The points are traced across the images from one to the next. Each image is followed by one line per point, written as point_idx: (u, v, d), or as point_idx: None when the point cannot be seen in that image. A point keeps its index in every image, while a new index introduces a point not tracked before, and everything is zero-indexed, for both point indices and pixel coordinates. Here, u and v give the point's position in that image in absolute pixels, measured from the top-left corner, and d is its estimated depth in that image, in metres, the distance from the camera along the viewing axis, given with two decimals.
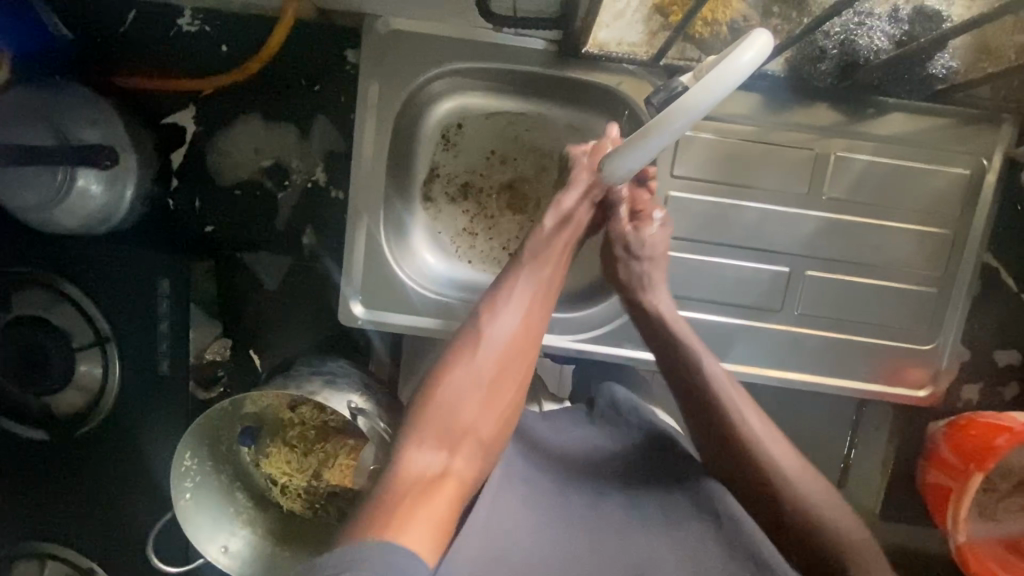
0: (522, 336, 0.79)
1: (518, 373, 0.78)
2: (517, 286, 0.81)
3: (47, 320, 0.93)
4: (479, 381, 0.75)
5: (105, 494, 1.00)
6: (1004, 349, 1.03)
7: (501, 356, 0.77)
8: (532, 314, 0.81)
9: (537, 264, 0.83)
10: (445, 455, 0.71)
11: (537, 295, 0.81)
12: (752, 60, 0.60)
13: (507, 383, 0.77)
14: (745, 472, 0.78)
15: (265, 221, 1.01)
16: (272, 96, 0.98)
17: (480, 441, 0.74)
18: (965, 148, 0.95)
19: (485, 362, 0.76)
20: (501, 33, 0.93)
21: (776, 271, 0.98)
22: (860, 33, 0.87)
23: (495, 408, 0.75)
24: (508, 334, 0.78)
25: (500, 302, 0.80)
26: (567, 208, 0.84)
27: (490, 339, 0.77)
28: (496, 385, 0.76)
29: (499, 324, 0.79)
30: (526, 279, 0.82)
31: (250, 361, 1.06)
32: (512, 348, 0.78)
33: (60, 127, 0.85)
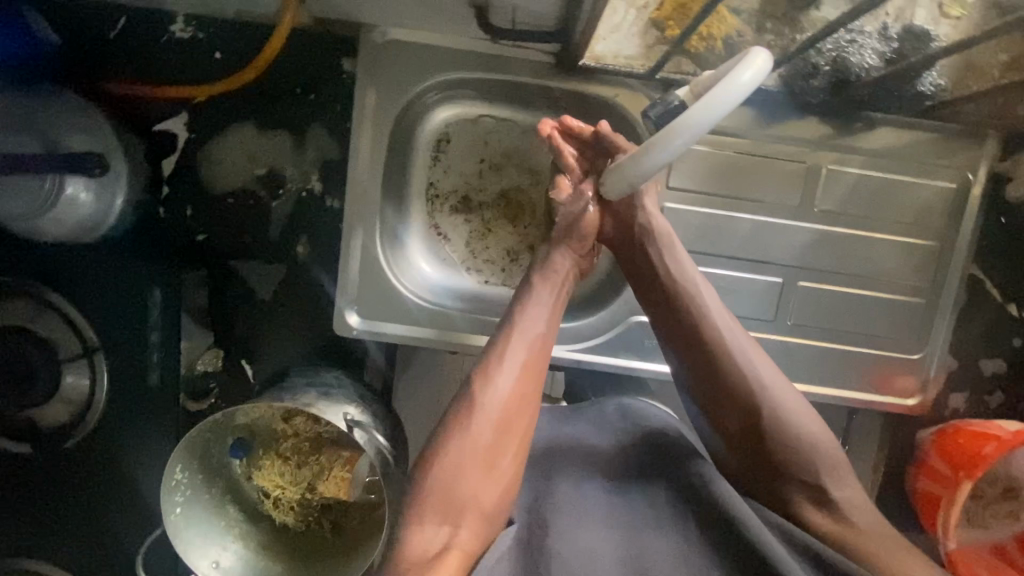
0: (525, 387, 0.75)
1: (523, 432, 0.73)
2: (516, 336, 0.78)
3: (31, 331, 0.90)
4: (479, 445, 0.70)
5: (91, 509, 0.98)
6: (989, 358, 1.06)
7: (501, 413, 0.72)
8: (533, 367, 0.77)
9: (534, 308, 0.81)
10: (447, 530, 0.67)
11: (536, 348, 0.78)
12: (751, 79, 0.61)
13: (508, 444, 0.72)
14: (744, 419, 0.75)
15: (258, 230, 0.99)
16: (266, 104, 0.97)
17: (483, 512, 0.69)
18: (951, 163, 0.97)
19: (484, 422, 0.71)
20: (499, 45, 0.93)
21: (770, 282, 1.00)
22: (851, 50, 0.89)
23: (497, 469, 0.70)
24: (508, 393, 0.73)
25: (499, 355, 0.76)
26: (556, 265, 0.85)
27: (486, 393, 0.73)
28: (494, 450, 0.71)
29: (496, 380, 0.74)
30: (525, 328, 0.78)
31: (244, 374, 1.01)
32: (512, 403, 0.73)
33: (47, 133, 0.83)
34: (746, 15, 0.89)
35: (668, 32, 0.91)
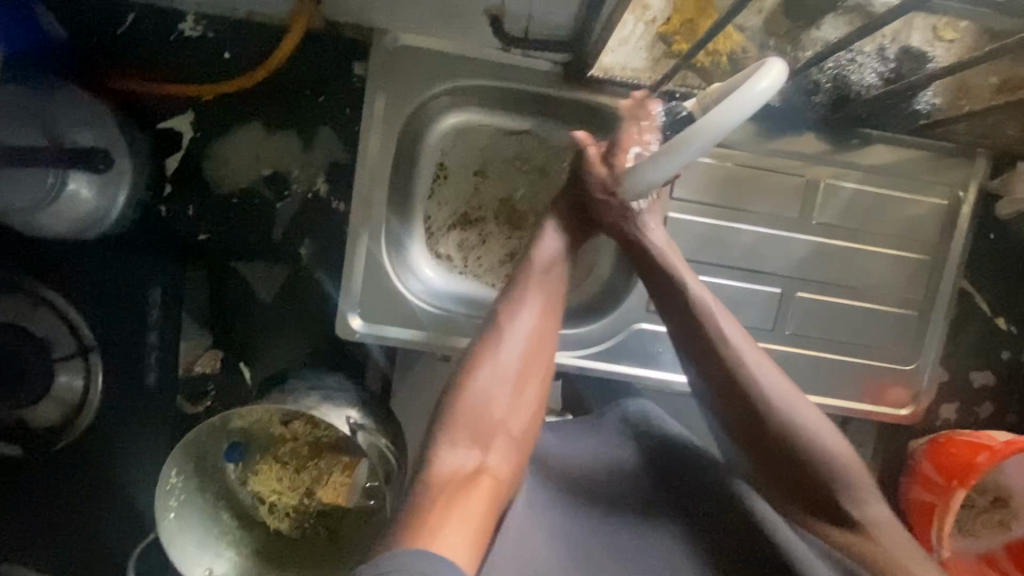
0: (544, 324, 0.80)
1: (543, 364, 0.78)
2: (535, 278, 0.82)
3: (25, 329, 0.89)
4: (506, 376, 0.75)
5: (80, 513, 0.95)
6: (978, 370, 1.09)
7: (525, 346, 0.77)
8: (551, 301, 0.82)
9: (551, 253, 0.85)
10: (479, 452, 0.69)
11: (554, 289, 0.82)
12: (767, 87, 0.65)
13: (531, 373, 0.77)
14: (750, 404, 0.78)
15: (262, 231, 0.99)
16: (275, 105, 0.97)
17: (512, 435, 0.73)
18: (942, 180, 1.01)
19: (511, 355, 0.76)
20: (509, 54, 0.94)
21: (769, 292, 1.02)
22: (850, 69, 0.91)
23: (522, 397, 0.76)
24: (532, 330, 0.78)
25: (522, 294, 0.80)
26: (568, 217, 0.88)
27: (511, 328, 0.77)
28: (519, 379, 0.76)
29: (520, 318, 0.78)
30: (543, 268, 0.83)
31: (241, 376, 0.99)
32: (533, 342, 0.78)
33: (52, 126, 0.82)
34: (750, 32, 0.92)
35: (676, 47, 0.91)
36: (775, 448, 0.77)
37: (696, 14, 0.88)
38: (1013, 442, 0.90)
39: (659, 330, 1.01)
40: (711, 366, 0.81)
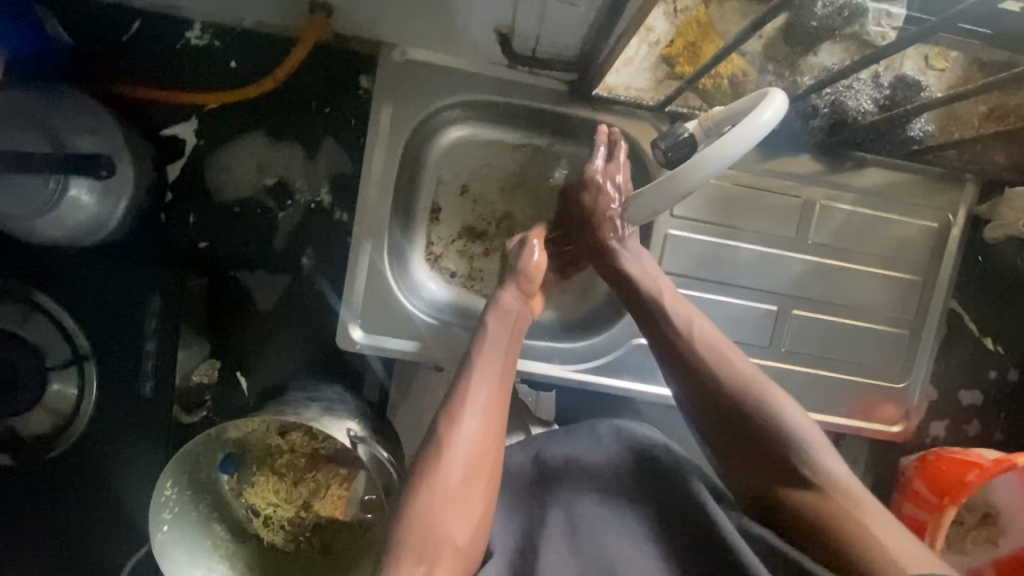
0: (493, 424, 0.73)
1: (491, 467, 0.71)
2: (478, 376, 0.76)
3: (17, 335, 0.86)
4: (449, 486, 0.68)
5: (70, 525, 0.93)
6: (966, 389, 1.11)
7: (469, 452, 0.70)
8: (498, 399, 0.76)
9: (493, 350, 0.80)
10: (424, 570, 0.63)
11: (499, 384, 0.77)
12: (772, 117, 0.67)
13: (478, 479, 0.69)
14: (747, 441, 0.75)
15: (264, 240, 0.98)
16: (280, 115, 0.97)
17: (459, 553, 0.66)
18: (933, 204, 1.04)
19: (454, 464, 0.69)
20: (515, 71, 0.95)
21: (766, 309, 1.03)
22: (848, 95, 0.94)
23: (468, 505, 0.68)
24: (477, 431, 0.71)
25: (464, 396, 0.74)
26: (508, 305, 0.86)
27: (454, 433, 0.71)
28: (466, 488, 0.68)
29: (464, 421, 0.72)
30: (486, 363, 0.78)
31: (238, 385, 0.98)
32: (481, 443, 0.71)
33: (55, 133, 0.82)
34: (751, 56, 0.94)
35: (679, 68, 0.94)
36: (771, 464, 0.74)
37: (698, 37, 0.92)
38: (1002, 460, 0.92)
39: None
40: (697, 387, 0.79)
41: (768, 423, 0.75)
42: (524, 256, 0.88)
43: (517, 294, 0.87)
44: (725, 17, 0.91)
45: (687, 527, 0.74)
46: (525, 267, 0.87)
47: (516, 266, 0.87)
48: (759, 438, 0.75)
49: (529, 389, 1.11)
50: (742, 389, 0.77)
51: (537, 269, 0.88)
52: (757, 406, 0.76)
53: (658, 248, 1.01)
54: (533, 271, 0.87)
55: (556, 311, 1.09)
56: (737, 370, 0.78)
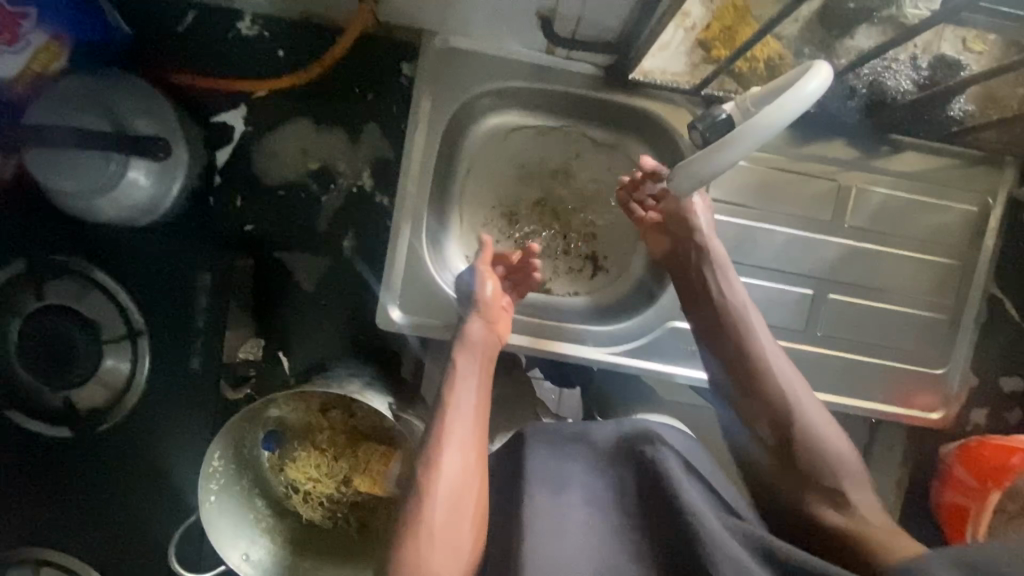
0: (469, 456, 0.76)
1: (476, 497, 0.75)
2: (451, 414, 0.79)
3: (77, 311, 0.91)
4: (433, 525, 0.71)
5: (121, 494, 0.97)
6: (1008, 376, 1.10)
7: (452, 491, 0.73)
8: (475, 435, 0.79)
9: (462, 386, 0.82)
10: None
11: (474, 418, 0.80)
12: (817, 88, 0.71)
13: (464, 515, 0.73)
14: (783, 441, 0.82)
15: (307, 222, 1.01)
16: (324, 102, 1.01)
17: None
18: (973, 187, 1.03)
19: (436, 505, 0.72)
20: (553, 56, 0.98)
21: (801, 293, 1.03)
22: (887, 75, 0.95)
23: (457, 540, 0.72)
24: (457, 468, 0.74)
25: (441, 434, 0.77)
26: (472, 337, 0.87)
27: (437, 469, 0.74)
28: (451, 523, 0.72)
29: (444, 463, 0.75)
30: (458, 401, 0.81)
31: (280, 365, 1.01)
32: (463, 477, 0.74)
33: (116, 115, 0.86)
34: (787, 39, 0.95)
35: (714, 53, 0.95)
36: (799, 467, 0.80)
37: (734, 22, 0.92)
38: None
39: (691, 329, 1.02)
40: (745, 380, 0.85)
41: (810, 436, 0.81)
42: (477, 286, 0.90)
43: (481, 322, 0.88)
44: (762, 0, 0.90)
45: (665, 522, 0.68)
46: (481, 297, 0.89)
47: (470, 296, 0.90)
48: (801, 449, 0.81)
49: (552, 386, 1.15)
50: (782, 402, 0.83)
51: (493, 298, 0.90)
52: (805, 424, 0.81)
53: None
54: (489, 300, 0.90)
55: (587, 296, 1.10)
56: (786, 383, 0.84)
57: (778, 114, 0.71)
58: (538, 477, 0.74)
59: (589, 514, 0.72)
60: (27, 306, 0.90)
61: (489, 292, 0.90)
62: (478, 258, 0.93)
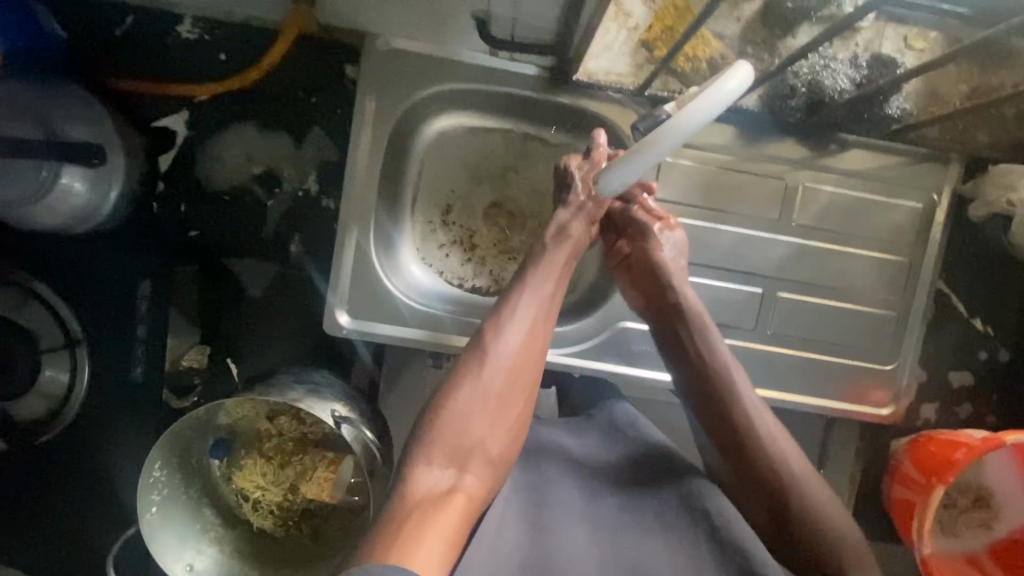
0: (536, 350, 0.77)
1: (528, 388, 0.76)
2: (524, 300, 0.79)
3: (12, 321, 0.89)
4: (490, 389, 0.72)
5: (64, 506, 0.96)
6: (957, 371, 1.11)
7: (512, 364, 0.75)
8: (542, 324, 0.80)
9: (542, 277, 0.82)
10: (456, 472, 0.67)
11: (545, 310, 0.80)
12: (737, 86, 0.72)
13: (517, 397, 0.74)
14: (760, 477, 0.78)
15: (253, 227, 1.00)
16: (268, 105, 1.00)
17: (487, 458, 0.70)
18: (918, 184, 1.04)
19: (497, 373, 0.73)
20: (497, 57, 0.97)
21: (751, 292, 1.03)
22: (825, 74, 0.95)
23: (503, 417, 0.72)
24: (519, 344, 0.76)
25: (510, 311, 0.78)
26: (567, 228, 0.85)
27: (498, 349, 0.74)
28: (506, 398, 0.73)
29: (508, 333, 0.76)
30: (536, 286, 0.81)
31: (228, 371, 1.00)
32: (523, 357, 0.76)
33: (47, 121, 0.84)
34: (730, 39, 0.95)
35: (657, 53, 0.96)
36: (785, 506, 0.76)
37: (674, 21, 0.94)
38: (990, 439, 0.91)
39: (641, 329, 1.02)
40: (719, 410, 0.82)
41: (809, 507, 0.75)
42: (593, 180, 0.85)
43: (580, 221, 0.86)
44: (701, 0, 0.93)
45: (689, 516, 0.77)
46: (589, 190, 0.86)
47: (580, 189, 0.86)
48: (800, 519, 0.75)
49: None
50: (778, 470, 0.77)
51: (601, 194, 0.86)
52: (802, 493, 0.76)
53: None
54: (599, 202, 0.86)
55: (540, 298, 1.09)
56: (778, 446, 0.79)
57: (696, 111, 0.72)
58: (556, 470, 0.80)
59: (607, 500, 0.78)
60: None
61: (601, 188, 0.85)
62: (596, 151, 0.87)
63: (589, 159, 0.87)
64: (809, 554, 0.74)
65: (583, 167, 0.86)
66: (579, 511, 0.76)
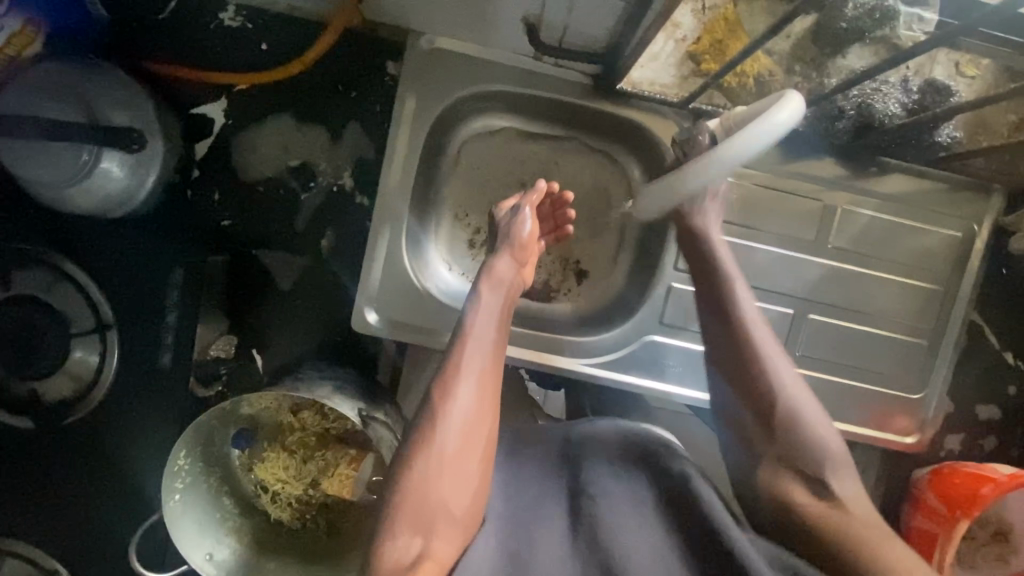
0: (486, 394, 0.71)
1: (486, 442, 0.69)
2: (470, 348, 0.73)
3: (44, 302, 0.90)
4: (444, 456, 0.66)
5: (86, 487, 0.97)
6: (985, 404, 1.10)
7: (466, 422, 0.68)
8: (491, 369, 0.73)
9: (486, 316, 0.77)
10: (422, 540, 0.64)
11: (492, 354, 0.74)
12: (788, 117, 0.71)
13: (475, 453, 0.68)
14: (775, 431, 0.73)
15: (286, 219, 1.00)
16: (307, 98, 0.99)
17: (454, 518, 0.65)
18: (959, 213, 1.03)
19: (448, 436, 0.67)
20: (541, 63, 0.96)
21: (783, 312, 1.02)
22: (876, 98, 0.94)
23: (465, 477, 0.67)
24: (470, 402, 0.69)
25: (457, 364, 0.72)
26: (501, 273, 0.82)
27: (448, 411, 0.68)
28: (461, 461, 0.67)
29: (458, 391, 0.69)
30: (479, 332, 0.75)
31: (254, 364, 0.99)
32: (476, 413, 0.69)
33: (90, 106, 0.84)
34: (778, 55, 0.94)
35: (704, 66, 0.95)
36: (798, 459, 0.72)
37: (725, 35, 0.92)
38: (1017, 475, 0.92)
39: (670, 344, 1.01)
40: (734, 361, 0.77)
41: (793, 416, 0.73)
42: (519, 226, 0.85)
43: (511, 263, 0.83)
44: (752, 16, 0.90)
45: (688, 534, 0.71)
46: (518, 237, 0.84)
47: (509, 234, 0.84)
48: (783, 427, 0.73)
49: (537, 386, 1.12)
50: (778, 396, 0.74)
51: (528, 240, 0.85)
52: (790, 407, 0.74)
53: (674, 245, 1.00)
54: (526, 242, 0.84)
55: (569, 307, 1.09)
56: (782, 376, 0.75)
57: (745, 140, 0.72)
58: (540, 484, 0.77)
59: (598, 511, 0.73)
60: None
61: (527, 233, 0.85)
62: (525, 199, 0.88)
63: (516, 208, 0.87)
64: (785, 460, 0.73)
65: (511, 214, 0.87)
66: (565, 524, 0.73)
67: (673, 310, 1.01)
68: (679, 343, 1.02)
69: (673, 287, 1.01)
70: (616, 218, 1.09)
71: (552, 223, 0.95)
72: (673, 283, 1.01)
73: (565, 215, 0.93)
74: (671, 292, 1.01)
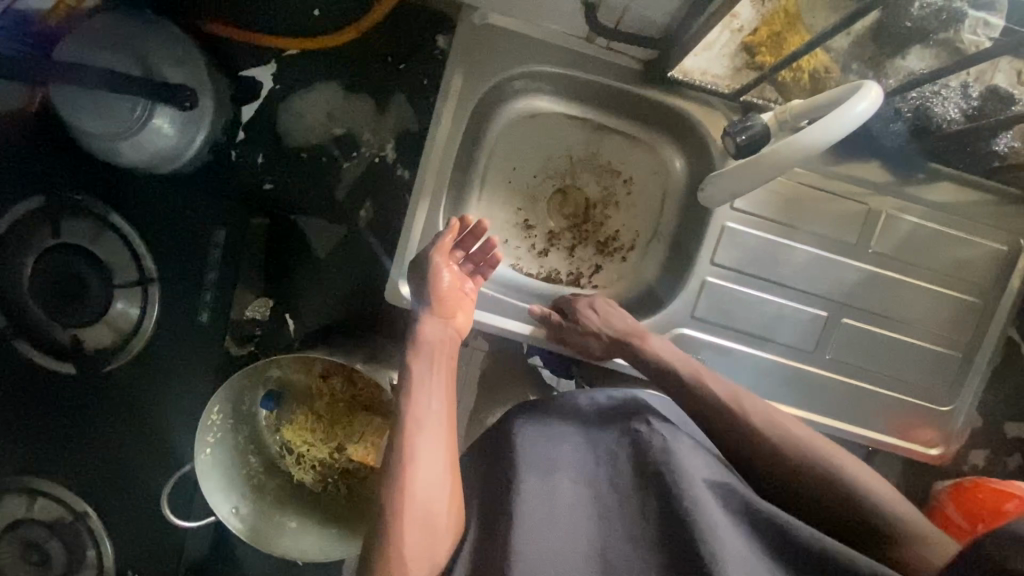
0: (443, 465, 0.68)
1: (449, 508, 0.67)
2: (416, 424, 0.69)
3: (91, 253, 0.92)
4: (413, 543, 0.64)
5: (120, 434, 1.00)
6: (1012, 421, 1.10)
7: (427, 498, 0.65)
8: (443, 438, 0.69)
9: (426, 386, 0.72)
10: None
11: (444, 423, 0.71)
12: (866, 109, 0.73)
13: (440, 523, 0.66)
14: (766, 456, 0.78)
15: (325, 188, 1.01)
16: (354, 67, 0.99)
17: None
18: (1006, 226, 1.01)
19: (409, 521, 0.64)
20: (592, 45, 0.94)
21: (816, 316, 1.01)
22: (935, 101, 0.93)
23: (433, 554, 0.65)
24: (428, 476, 0.66)
25: (403, 445, 0.67)
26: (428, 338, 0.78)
27: (404, 496, 0.65)
28: (429, 540, 0.65)
29: (409, 471, 0.66)
30: (422, 409, 0.70)
31: (286, 327, 1.02)
32: (439, 483, 0.66)
33: (147, 62, 0.84)
34: (836, 53, 0.92)
35: (759, 58, 0.93)
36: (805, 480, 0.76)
37: (784, 28, 0.89)
38: None
39: (699, 339, 1.00)
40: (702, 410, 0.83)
41: (768, 450, 0.78)
42: (434, 280, 0.82)
43: (437, 320, 0.80)
44: (815, 11, 0.88)
45: (648, 502, 0.69)
46: (435, 292, 0.82)
47: (426, 290, 0.82)
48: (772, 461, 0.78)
49: (550, 374, 1.11)
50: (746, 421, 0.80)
51: (449, 292, 0.83)
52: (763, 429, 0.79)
53: (712, 239, 0.98)
54: (445, 293, 0.82)
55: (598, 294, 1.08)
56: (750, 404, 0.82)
57: (820, 134, 0.73)
58: (527, 464, 0.71)
59: (577, 506, 0.70)
60: (42, 243, 0.91)
61: (446, 284, 0.83)
62: (435, 247, 0.84)
63: (426, 260, 0.84)
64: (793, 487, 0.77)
65: (424, 266, 0.84)
66: (555, 515, 0.68)
67: (706, 306, 0.99)
68: (709, 339, 1.00)
69: (707, 281, 0.98)
70: (653, 208, 1.09)
71: (480, 257, 0.88)
72: (707, 278, 0.98)
73: (490, 246, 0.87)
74: (705, 287, 0.99)
